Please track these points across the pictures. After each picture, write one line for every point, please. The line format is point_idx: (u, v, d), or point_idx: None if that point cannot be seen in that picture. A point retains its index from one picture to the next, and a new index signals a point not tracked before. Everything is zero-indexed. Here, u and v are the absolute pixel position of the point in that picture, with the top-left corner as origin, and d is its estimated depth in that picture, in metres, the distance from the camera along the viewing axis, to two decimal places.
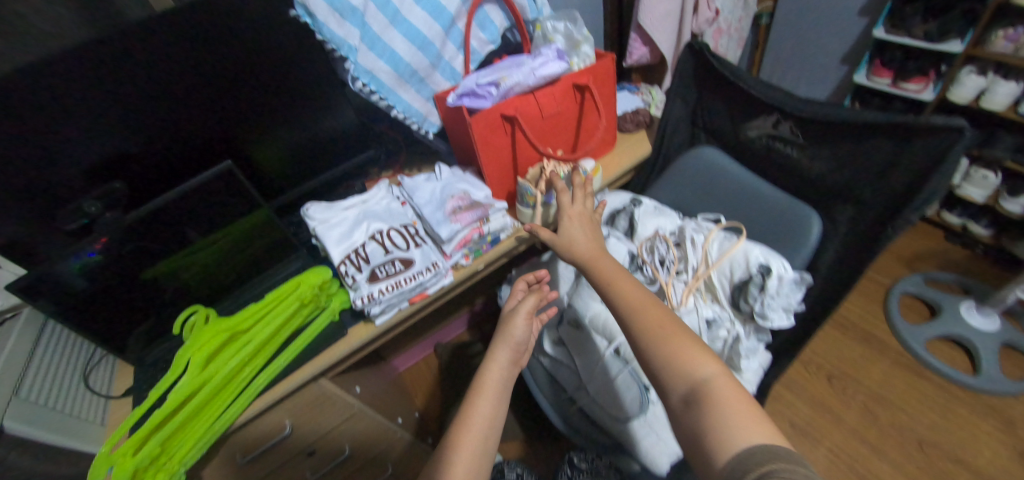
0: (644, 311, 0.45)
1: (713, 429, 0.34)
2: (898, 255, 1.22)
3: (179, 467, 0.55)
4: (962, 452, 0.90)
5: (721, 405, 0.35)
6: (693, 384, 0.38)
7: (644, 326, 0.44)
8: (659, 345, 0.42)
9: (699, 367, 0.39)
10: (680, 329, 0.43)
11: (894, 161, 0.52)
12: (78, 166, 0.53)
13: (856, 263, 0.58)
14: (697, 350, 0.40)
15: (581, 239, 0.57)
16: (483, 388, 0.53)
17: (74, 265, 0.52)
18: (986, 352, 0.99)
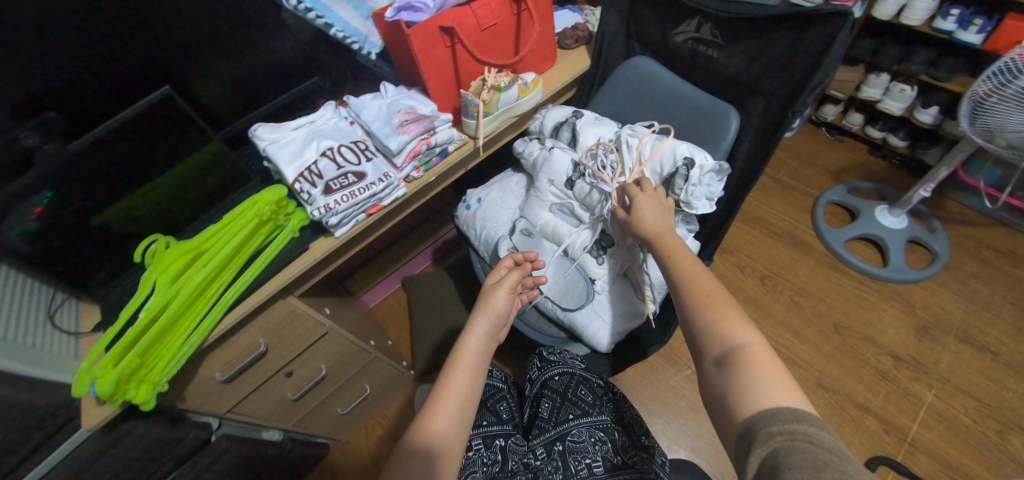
0: (694, 279, 0.49)
1: (739, 387, 0.38)
2: (826, 170, 1.41)
3: (163, 377, 0.59)
4: (865, 329, 1.10)
5: (752, 367, 0.38)
6: (730, 348, 0.41)
7: (692, 294, 0.47)
8: (698, 310, 0.46)
9: (738, 334, 0.42)
10: (724, 298, 0.46)
11: (795, 49, 0.62)
12: (8, 102, 0.52)
13: (765, 150, 0.69)
14: (737, 320, 0.43)
15: (649, 214, 0.60)
16: (457, 363, 0.56)
17: (14, 230, 0.51)
18: (894, 246, 1.18)
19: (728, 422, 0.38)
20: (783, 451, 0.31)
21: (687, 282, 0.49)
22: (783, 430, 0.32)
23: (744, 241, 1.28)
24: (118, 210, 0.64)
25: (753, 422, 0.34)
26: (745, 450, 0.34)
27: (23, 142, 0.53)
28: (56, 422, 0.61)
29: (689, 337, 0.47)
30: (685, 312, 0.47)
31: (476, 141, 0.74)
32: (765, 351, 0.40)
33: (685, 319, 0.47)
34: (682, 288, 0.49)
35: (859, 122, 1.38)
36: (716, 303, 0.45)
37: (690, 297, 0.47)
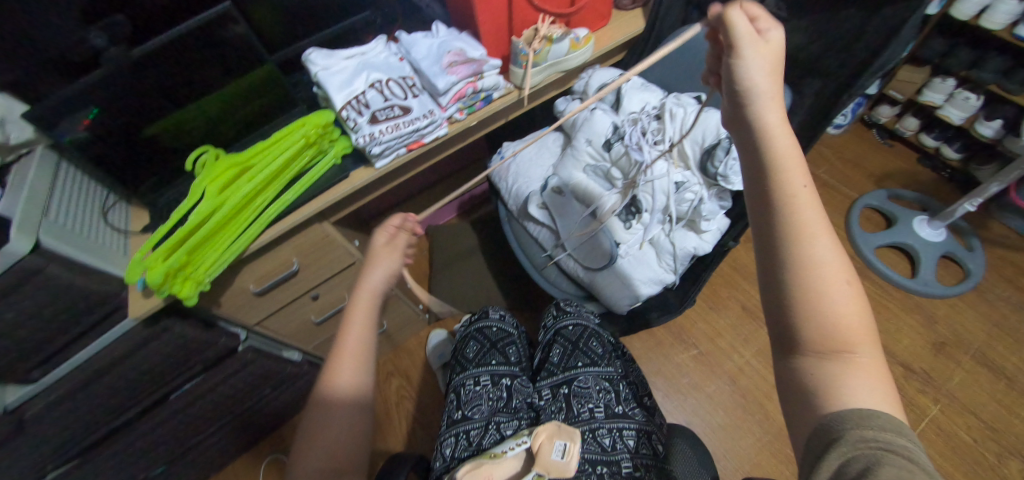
0: (823, 235, 0.29)
1: (830, 388, 0.28)
2: (870, 173, 1.36)
3: (206, 277, 0.63)
4: (879, 337, 1.10)
5: (858, 381, 0.27)
6: (846, 352, 0.28)
7: (808, 260, 0.29)
8: (810, 291, 0.28)
9: (853, 336, 0.28)
10: (852, 276, 0.29)
11: (862, 30, 0.60)
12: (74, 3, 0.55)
13: (813, 133, 0.69)
14: (859, 314, 0.29)
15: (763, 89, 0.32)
16: (346, 325, 0.51)
17: (65, 140, 0.59)
18: (926, 258, 1.16)
19: (803, 415, 0.29)
20: (865, 457, 0.23)
21: (803, 231, 0.29)
22: (881, 440, 0.24)
23: None
24: (168, 122, 0.69)
25: (836, 421, 0.26)
26: (812, 452, 0.26)
27: (92, 42, 0.58)
28: (104, 309, 0.67)
29: (773, 306, 0.31)
30: (777, 283, 0.30)
31: (521, 92, 0.75)
32: (874, 354, 0.29)
33: (773, 287, 0.31)
34: (794, 242, 0.29)
35: (915, 127, 1.32)
36: (844, 280, 0.29)
37: (799, 265, 0.29)
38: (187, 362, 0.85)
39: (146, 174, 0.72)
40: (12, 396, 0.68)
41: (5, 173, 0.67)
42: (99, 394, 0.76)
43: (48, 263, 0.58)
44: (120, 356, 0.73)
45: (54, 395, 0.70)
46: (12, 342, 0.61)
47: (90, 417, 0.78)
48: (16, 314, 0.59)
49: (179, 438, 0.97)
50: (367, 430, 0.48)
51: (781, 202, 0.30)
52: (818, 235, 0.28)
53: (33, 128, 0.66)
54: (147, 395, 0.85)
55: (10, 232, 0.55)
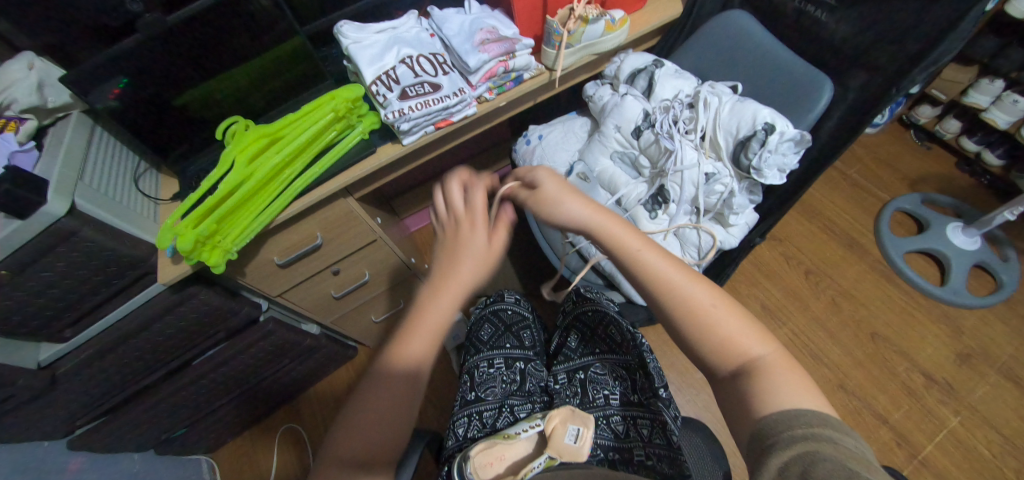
0: (676, 280, 0.39)
1: (758, 395, 0.33)
2: (903, 176, 1.32)
3: (233, 246, 0.64)
4: (900, 343, 1.07)
5: (774, 381, 0.33)
6: (746, 358, 0.35)
7: (681, 302, 0.38)
8: (695, 323, 0.37)
9: (749, 346, 0.36)
10: (721, 299, 0.38)
11: (917, 20, 0.58)
12: None
13: (853, 128, 0.66)
14: (735, 323, 0.37)
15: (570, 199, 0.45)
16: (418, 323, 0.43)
17: (95, 104, 0.61)
18: (956, 266, 1.12)
19: (742, 418, 0.34)
20: (804, 455, 0.27)
21: (667, 282, 0.39)
22: (809, 434, 0.28)
23: (795, 234, 1.25)
24: (199, 91, 0.70)
25: (772, 426, 0.30)
26: (758, 453, 0.30)
27: (129, 7, 0.59)
28: (136, 272, 0.69)
29: (681, 343, 0.39)
30: (673, 325, 0.39)
31: (552, 74, 0.74)
32: (769, 350, 0.36)
33: (673, 330, 0.39)
34: (662, 293, 0.39)
35: (955, 130, 1.27)
36: (715, 305, 0.38)
37: (678, 308, 0.38)
38: (211, 329, 0.87)
39: (178, 142, 0.73)
40: (44, 353, 0.71)
41: (44, 136, 0.68)
42: (128, 355, 0.79)
43: (84, 226, 0.60)
44: (149, 320, 0.76)
45: (86, 353, 0.73)
46: (49, 299, 0.64)
47: (119, 376, 0.82)
48: (53, 273, 0.61)
49: (200, 402, 1.00)
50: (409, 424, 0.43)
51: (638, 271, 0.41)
52: (681, 283, 0.38)
53: (70, 93, 0.68)
54: (171, 359, 0.87)
55: (48, 194, 0.57)
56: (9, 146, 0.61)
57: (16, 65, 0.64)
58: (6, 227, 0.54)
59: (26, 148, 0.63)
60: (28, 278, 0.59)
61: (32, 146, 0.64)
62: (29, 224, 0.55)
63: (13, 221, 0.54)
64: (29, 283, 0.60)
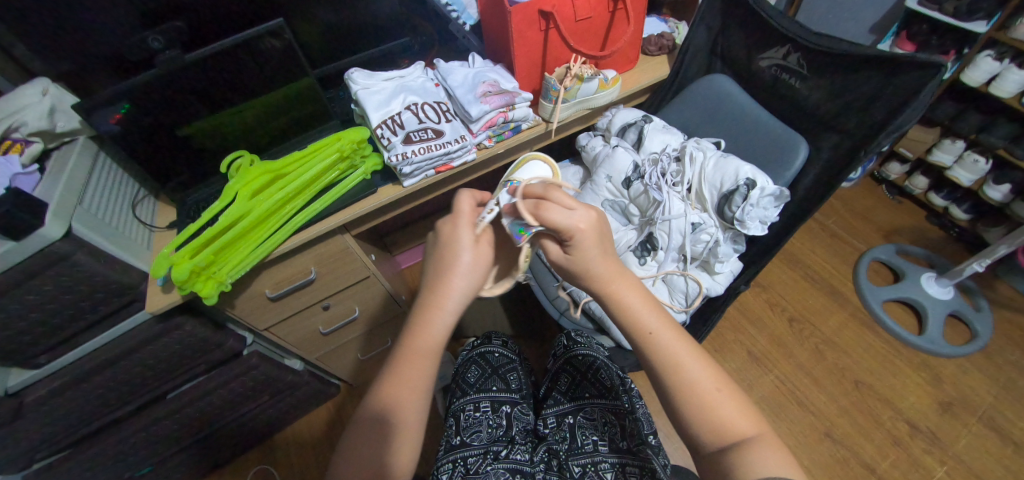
0: (683, 358, 0.43)
1: (742, 468, 0.37)
2: (878, 227, 1.39)
3: (229, 277, 0.64)
4: (885, 392, 1.09)
5: (762, 457, 0.37)
6: (737, 438, 0.39)
7: (685, 378, 0.42)
8: (696, 399, 0.41)
9: (741, 427, 0.40)
10: (722, 381, 0.43)
11: (882, 91, 0.64)
12: (136, 8, 0.62)
13: (829, 185, 0.71)
14: (733, 404, 0.41)
15: (597, 261, 0.45)
16: (410, 350, 0.47)
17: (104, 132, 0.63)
18: (933, 315, 1.16)
19: None
20: None
21: (676, 363, 0.43)
22: None
23: (779, 280, 1.30)
24: (205, 123, 0.72)
25: None
26: None
27: (149, 43, 0.65)
28: (121, 300, 0.69)
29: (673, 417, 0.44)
30: (671, 398, 0.43)
31: (549, 125, 0.78)
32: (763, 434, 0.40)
33: (671, 404, 0.43)
34: (665, 367, 0.43)
35: (924, 185, 1.36)
36: (716, 385, 0.42)
37: (682, 387, 0.42)
38: (193, 360, 0.85)
39: (180, 172, 0.74)
40: (13, 380, 0.67)
41: (48, 159, 0.69)
42: (102, 384, 0.76)
43: (77, 250, 0.60)
44: (129, 349, 0.74)
45: (58, 382, 0.70)
46: (29, 324, 0.62)
47: (90, 407, 0.78)
48: (37, 296, 0.60)
49: (172, 437, 0.96)
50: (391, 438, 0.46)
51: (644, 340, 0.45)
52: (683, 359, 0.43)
53: (81, 119, 0.70)
54: (148, 390, 0.84)
55: (45, 216, 0.57)
56: (12, 168, 0.62)
57: (31, 89, 0.66)
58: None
59: (29, 170, 0.64)
60: (8, 303, 0.58)
61: (33, 169, 0.65)
62: (22, 246, 0.55)
63: (5, 242, 0.54)
64: (11, 306, 0.59)
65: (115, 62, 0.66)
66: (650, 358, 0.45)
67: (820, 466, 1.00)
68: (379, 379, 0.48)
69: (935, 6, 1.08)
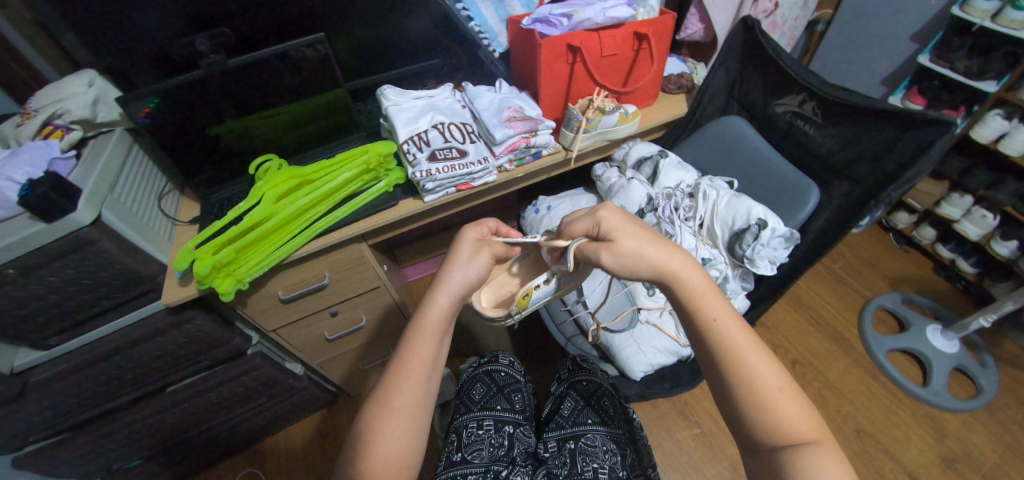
0: (745, 353, 0.42)
1: (795, 469, 0.38)
2: (884, 275, 1.40)
3: (247, 276, 0.66)
4: (886, 442, 1.07)
5: (817, 462, 0.37)
6: (793, 440, 0.39)
7: (744, 376, 0.41)
8: (755, 397, 0.40)
9: (801, 428, 0.39)
10: (786, 382, 0.41)
11: (893, 144, 0.66)
12: (187, 14, 0.66)
13: (839, 230, 0.73)
14: (796, 404, 0.40)
15: (648, 253, 0.46)
16: (415, 333, 0.51)
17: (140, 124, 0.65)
18: (938, 367, 1.15)
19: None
20: None
21: (738, 361, 0.42)
22: None
23: (783, 321, 1.31)
24: (237, 125, 0.75)
25: None
26: None
27: (197, 46, 0.68)
28: (137, 290, 0.70)
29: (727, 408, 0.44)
30: (729, 393, 0.42)
31: (568, 153, 0.81)
32: (823, 440, 0.39)
33: (730, 406, 0.42)
34: (723, 362, 0.42)
35: (931, 237, 1.37)
36: (779, 386, 0.41)
37: (741, 383, 0.41)
38: (198, 354, 0.86)
39: (207, 168, 0.77)
40: (20, 359, 0.68)
41: (84, 146, 0.72)
42: (107, 370, 0.77)
43: (103, 236, 0.62)
44: (139, 338, 0.75)
45: (64, 366, 0.71)
46: (46, 305, 0.64)
47: (92, 393, 0.79)
48: (58, 279, 0.62)
49: (165, 431, 0.95)
50: (397, 425, 0.46)
51: (705, 327, 0.44)
52: (746, 353, 0.41)
53: (120, 111, 0.72)
54: (150, 381, 0.85)
55: (78, 202, 0.59)
56: (51, 152, 0.63)
57: (78, 79, 0.70)
58: (30, 229, 0.56)
59: (66, 155, 0.65)
60: (30, 283, 0.60)
61: (71, 155, 0.66)
62: (52, 228, 0.57)
63: (38, 223, 0.57)
64: (33, 286, 0.60)
65: (162, 61, 0.70)
66: (710, 349, 0.44)
67: None
68: (385, 364, 0.51)
69: (946, 64, 1.12)
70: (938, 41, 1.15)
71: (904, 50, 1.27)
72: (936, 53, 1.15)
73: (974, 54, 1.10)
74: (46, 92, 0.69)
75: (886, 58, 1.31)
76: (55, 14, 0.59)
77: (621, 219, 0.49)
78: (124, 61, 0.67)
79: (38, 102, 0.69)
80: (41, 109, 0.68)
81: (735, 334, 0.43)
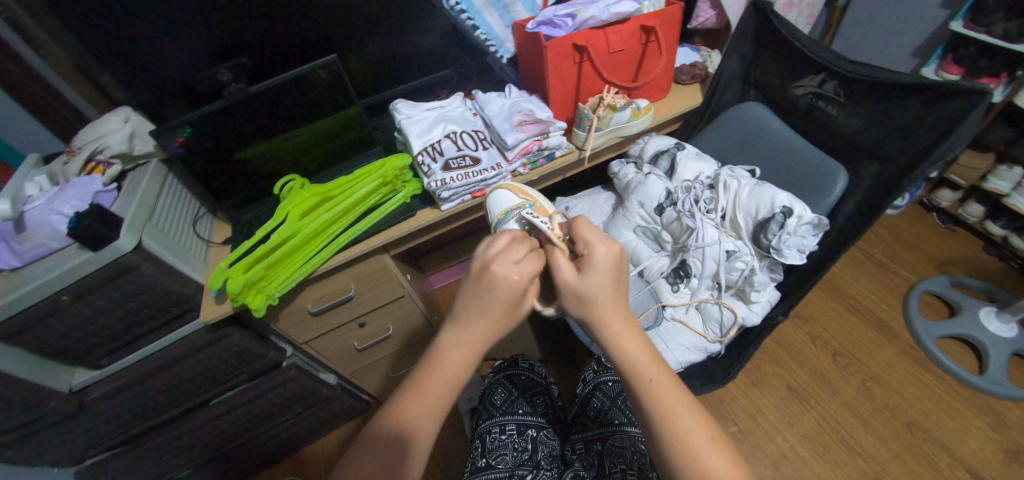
0: (679, 413, 0.43)
1: None
2: (929, 257, 1.32)
3: (277, 292, 0.69)
4: (942, 436, 1.01)
5: None
6: None
7: (679, 434, 0.42)
8: (687, 453, 0.41)
9: None
10: (717, 434, 0.42)
11: (923, 119, 0.63)
12: (209, 48, 0.70)
13: (871, 213, 0.69)
14: (729, 463, 0.40)
15: (607, 296, 0.45)
16: (439, 373, 0.48)
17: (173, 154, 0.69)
18: (995, 354, 1.07)
19: None
20: None
21: (670, 415, 0.42)
22: None
23: (820, 311, 1.25)
24: (262, 148, 0.79)
25: None
26: None
27: (219, 77, 0.72)
28: (177, 310, 0.74)
29: (662, 465, 0.44)
30: (662, 450, 0.43)
31: (582, 152, 0.81)
32: None
33: (661, 456, 0.43)
34: (661, 422, 0.43)
35: (979, 214, 1.29)
36: (708, 443, 0.41)
37: (675, 439, 0.42)
38: (236, 369, 0.90)
39: (237, 192, 0.81)
40: (78, 378, 0.73)
41: (124, 179, 0.76)
42: (154, 387, 0.81)
43: (144, 261, 0.66)
44: (181, 355, 0.79)
45: (117, 384, 0.76)
46: (97, 328, 0.68)
47: (143, 408, 0.84)
48: (106, 302, 0.66)
49: (211, 442, 1.00)
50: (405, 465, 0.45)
51: (641, 386, 0.44)
52: (680, 417, 0.42)
53: (155, 143, 0.76)
54: (194, 395, 0.90)
55: (120, 230, 0.63)
56: (94, 186, 0.67)
57: (114, 117, 0.74)
58: (80, 257, 0.61)
59: (108, 188, 0.69)
60: (83, 307, 0.65)
61: (112, 187, 0.70)
62: (98, 255, 0.61)
63: (87, 252, 0.61)
64: (86, 310, 0.65)
65: (190, 93, 0.74)
66: (647, 410, 0.44)
67: None
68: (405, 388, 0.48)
69: (982, 29, 1.05)
70: (972, 5, 1.08)
71: (934, 19, 1.19)
72: (971, 18, 1.08)
73: (1013, 16, 1.02)
74: (88, 130, 0.73)
75: (915, 28, 1.24)
76: (91, 58, 0.64)
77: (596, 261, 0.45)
78: (155, 96, 0.72)
79: (80, 140, 0.74)
80: (84, 146, 0.73)
81: (670, 393, 0.44)
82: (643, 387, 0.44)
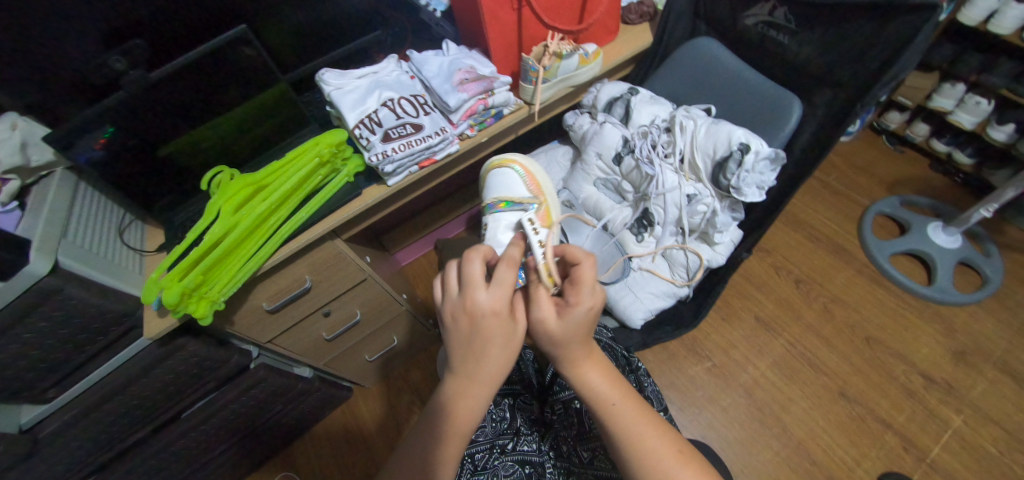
0: (647, 433, 0.44)
1: None
2: (880, 180, 1.37)
3: (221, 295, 0.63)
4: (896, 346, 1.08)
5: None
6: None
7: (648, 454, 0.43)
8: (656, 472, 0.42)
9: None
10: (685, 447, 0.44)
11: (874, 39, 0.61)
12: (98, 31, 0.58)
13: (827, 142, 0.69)
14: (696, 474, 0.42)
15: (578, 342, 0.45)
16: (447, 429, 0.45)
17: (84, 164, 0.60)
18: (942, 265, 1.14)
19: None
20: None
21: (635, 439, 0.44)
22: None
23: (783, 243, 1.28)
24: (182, 141, 0.70)
25: None
26: None
27: (112, 65, 0.60)
28: (119, 329, 0.67)
29: None
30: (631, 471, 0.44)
31: (531, 108, 0.76)
32: None
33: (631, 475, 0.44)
34: (631, 444, 0.44)
35: (925, 132, 1.33)
36: (675, 458, 0.43)
37: (643, 461, 0.43)
38: (202, 378, 0.85)
39: (164, 193, 0.72)
40: (25, 416, 0.67)
41: (27, 195, 0.65)
42: (112, 411, 0.75)
43: (67, 283, 0.58)
44: (137, 374, 0.74)
45: (70, 414, 0.70)
46: (29, 362, 0.61)
47: (105, 435, 0.78)
48: (33, 335, 0.59)
49: (192, 455, 0.96)
50: None
51: (609, 411, 0.46)
52: (647, 437, 0.43)
53: (55, 150, 0.67)
54: (161, 412, 0.84)
55: (29, 253, 0.56)
56: None
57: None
58: None
59: (8, 208, 0.60)
60: (6, 343, 0.57)
61: (13, 205, 0.61)
62: (10, 285, 0.53)
63: None
64: (9, 346, 0.58)
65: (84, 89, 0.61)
66: (615, 434, 0.45)
67: (836, 424, 1.00)
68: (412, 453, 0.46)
69: None
70: None
71: None
72: None
73: None
74: None
75: None
76: None
77: (578, 312, 0.44)
78: None
79: None
80: None
81: (638, 418, 0.45)
82: (609, 413, 0.45)
